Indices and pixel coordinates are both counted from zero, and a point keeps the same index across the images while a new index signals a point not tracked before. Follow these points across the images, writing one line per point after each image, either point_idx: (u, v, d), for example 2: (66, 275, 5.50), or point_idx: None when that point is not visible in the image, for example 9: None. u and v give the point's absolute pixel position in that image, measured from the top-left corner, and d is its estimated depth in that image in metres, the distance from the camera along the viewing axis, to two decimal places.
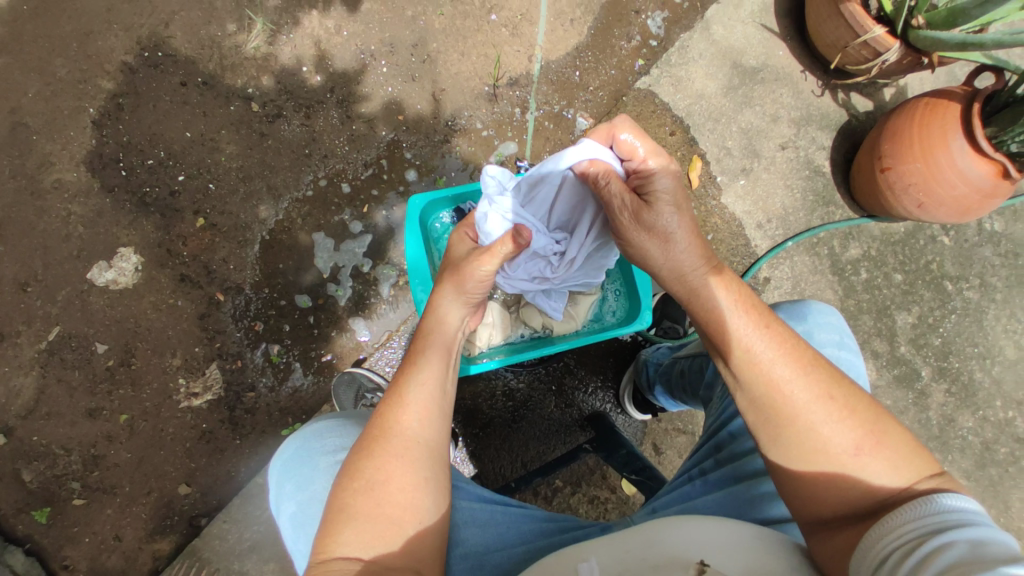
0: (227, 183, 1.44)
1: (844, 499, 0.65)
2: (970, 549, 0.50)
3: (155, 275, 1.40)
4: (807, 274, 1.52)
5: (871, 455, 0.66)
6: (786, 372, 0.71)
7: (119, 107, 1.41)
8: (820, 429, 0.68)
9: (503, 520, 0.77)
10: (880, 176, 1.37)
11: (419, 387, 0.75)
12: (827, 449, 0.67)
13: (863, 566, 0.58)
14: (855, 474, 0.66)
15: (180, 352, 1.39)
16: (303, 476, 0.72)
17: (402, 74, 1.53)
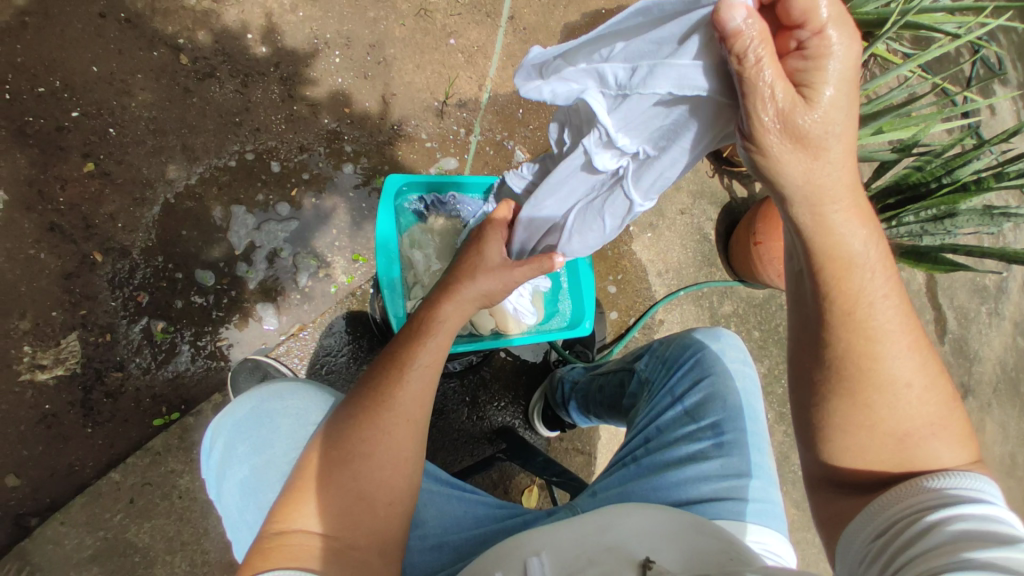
0: (132, 132, 1.27)
1: (861, 465, 0.73)
2: (984, 532, 0.57)
3: (18, 218, 1.17)
4: (690, 321, 1.78)
5: (918, 441, 0.71)
6: (886, 339, 0.71)
7: (23, 26, 1.21)
8: (894, 404, 0.71)
9: (458, 503, 0.76)
10: (754, 248, 1.66)
11: (422, 367, 0.73)
12: (885, 422, 0.71)
13: (891, 505, 0.67)
14: (906, 445, 0.71)
15: (30, 313, 1.16)
16: (259, 437, 0.79)
17: (355, 69, 1.52)
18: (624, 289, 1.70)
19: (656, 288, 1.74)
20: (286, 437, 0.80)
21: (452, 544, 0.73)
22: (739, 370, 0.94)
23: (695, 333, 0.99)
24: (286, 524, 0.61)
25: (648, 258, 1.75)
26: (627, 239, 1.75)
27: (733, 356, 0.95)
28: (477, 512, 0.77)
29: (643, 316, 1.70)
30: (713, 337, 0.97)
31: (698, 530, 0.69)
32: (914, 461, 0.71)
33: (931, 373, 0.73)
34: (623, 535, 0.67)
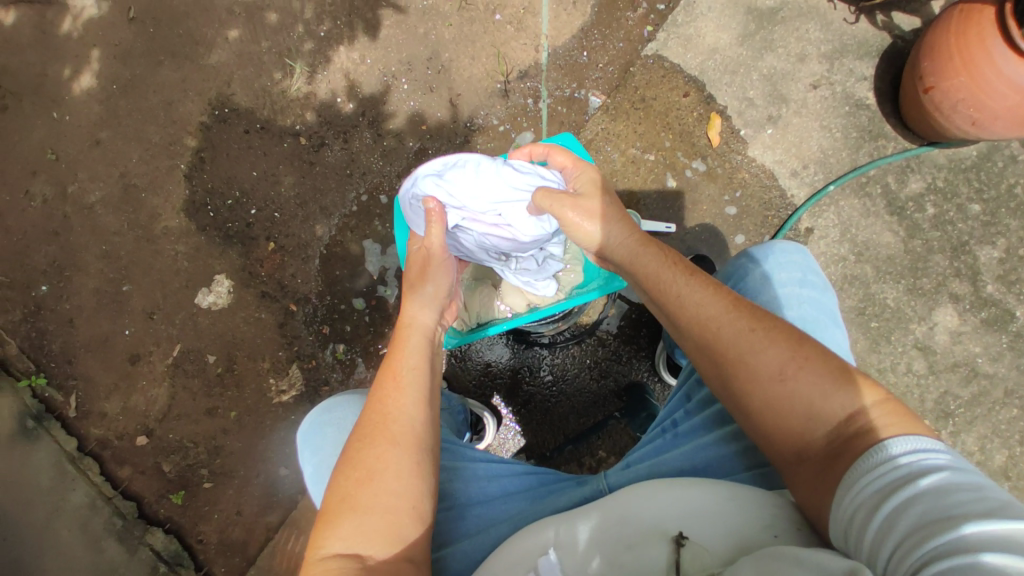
0: (288, 210, 1.67)
1: (790, 433, 0.70)
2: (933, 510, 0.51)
3: (243, 294, 1.66)
4: (857, 218, 1.41)
5: (795, 379, 0.70)
6: (712, 312, 0.79)
7: (202, 160, 1.69)
8: (751, 359, 0.73)
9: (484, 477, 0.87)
10: (924, 97, 1.26)
11: (411, 381, 0.88)
12: (762, 377, 0.72)
13: (848, 493, 0.61)
14: (789, 398, 0.70)
15: (268, 355, 1.64)
16: (317, 444, 0.92)
17: (421, 87, 1.67)
18: (750, 205, 1.46)
19: (793, 192, 1.45)
20: (336, 445, 0.91)
21: (474, 512, 0.83)
22: (796, 293, 0.80)
23: (742, 256, 0.86)
24: (327, 547, 0.73)
25: (775, 159, 1.46)
26: (740, 146, 1.49)
27: (785, 279, 0.81)
28: (503, 482, 0.86)
29: (783, 229, 1.43)
30: (759, 259, 0.84)
31: (731, 505, 0.68)
32: (815, 403, 0.69)
33: (783, 325, 0.75)
34: (649, 528, 0.68)
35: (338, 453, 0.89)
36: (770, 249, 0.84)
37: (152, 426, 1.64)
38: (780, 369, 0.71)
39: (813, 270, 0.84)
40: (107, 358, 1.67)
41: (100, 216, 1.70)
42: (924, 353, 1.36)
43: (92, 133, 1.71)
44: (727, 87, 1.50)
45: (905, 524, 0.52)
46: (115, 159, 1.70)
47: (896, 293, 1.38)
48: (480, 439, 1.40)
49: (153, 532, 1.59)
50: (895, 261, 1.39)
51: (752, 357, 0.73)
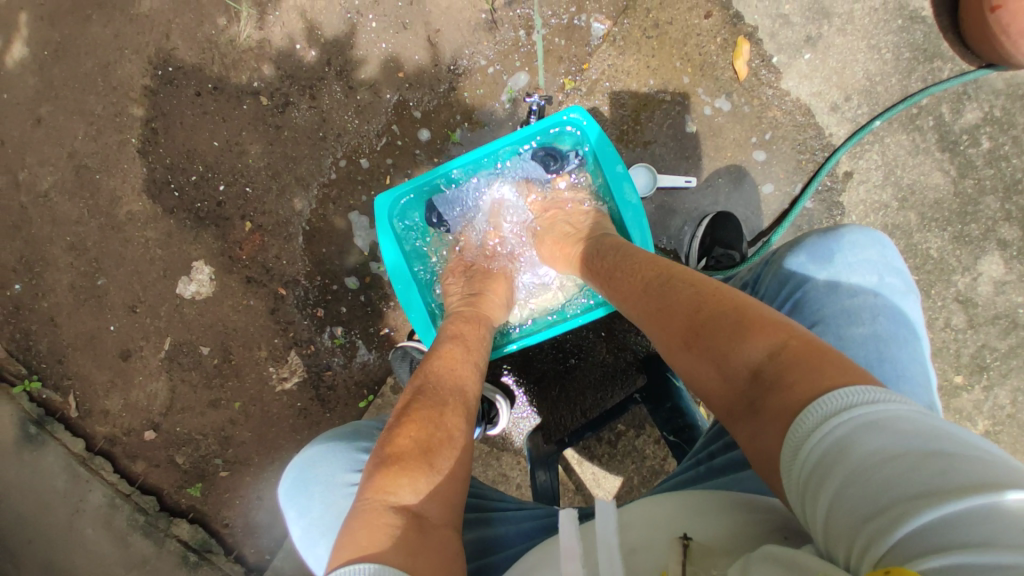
0: (260, 183, 1.49)
1: (717, 392, 0.68)
2: (897, 477, 0.42)
3: (226, 280, 1.53)
4: (904, 158, 1.23)
5: (697, 340, 0.71)
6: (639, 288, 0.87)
7: (155, 132, 1.49)
8: (667, 328, 0.76)
9: (500, 524, 0.81)
10: (988, 18, 1.09)
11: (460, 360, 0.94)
12: (673, 347, 0.74)
13: (791, 470, 0.51)
14: (697, 358, 0.70)
15: (264, 344, 1.55)
16: (302, 503, 0.85)
17: (392, 25, 1.41)
18: (781, 148, 1.27)
19: (832, 130, 1.25)
20: (321, 501, 0.84)
21: (495, 562, 0.76)
22: (869, 304, 0.76)
23: (800, 258, 0.81)
24: (398, 496, 0.69)
25: (813, 91, 1.25)
26: (772, 77, 1.27)
27: (856, 284, 0.77)
28: (524, 527, 0.80)
29: (817, 175, 1.25)
30: (823, 260, 0.79)
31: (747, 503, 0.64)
32: (719, 354, 0.67)
33: (683, 298, 0.77)
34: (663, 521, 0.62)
35: (326, 511, 0.82)
36: (838, 244, 0.80)
37: (159, 420, 1.60)
38: (682, 338, 0.73)
39: (890, 272, 0.78)
40: (98, 355, 1.59)
41: (56, 204, 1.53)
42: (965, 306, 1.23)
43: (28, 110, 1.50)
44: (758, 2, 1.24)
45: (865, 497, 0.43)
46: (61, 137, 1.50)
47: (942, 242, 1.23)
48: (494, 424, 1.33)
49: (177, 524, 1.60)
50: (943, 206, 1.23)
51: (665, 328, 0.77)
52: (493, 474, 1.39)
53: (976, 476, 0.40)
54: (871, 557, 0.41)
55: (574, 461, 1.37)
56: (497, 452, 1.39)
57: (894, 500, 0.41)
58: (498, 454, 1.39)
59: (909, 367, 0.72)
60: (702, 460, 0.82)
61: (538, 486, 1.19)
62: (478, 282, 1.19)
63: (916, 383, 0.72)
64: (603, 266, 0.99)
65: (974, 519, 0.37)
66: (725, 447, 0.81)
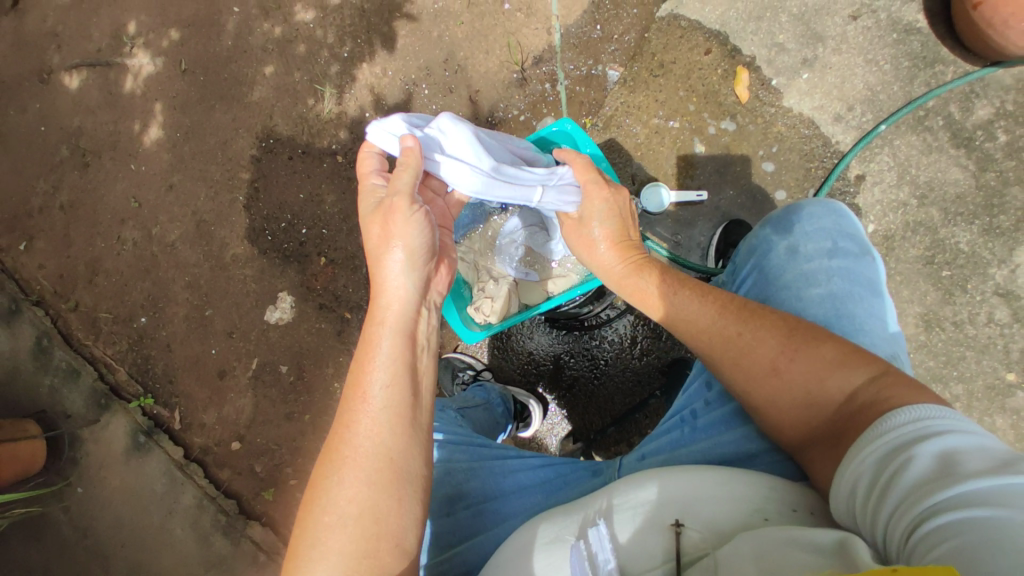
0: (334, 225, 1.78)
1: (794, 422, 0.75)
2: (927, 473, 0.56)
3: (303, 307, 1.79)
4: (917, 156, 1.26)
5: (790, 370, 0.76)
6: (702, 307, 0.87)
7: (256, 189, 1.85)
8: (748, 352, 0.79)
9: (497, 474, 0.90)
10: (972, 15, 1.16)
11: (375, 386, 0.82)
12: (758, 377, 0.78)
13: (844, 483, 0.65)
14: (787, 388, 0.75)
15: (331, 362, 1.76)
16: None
17: (441, 89, 1.70)
18: (790, 158, 1.35)
19: (838, 138, 1.32)
20: None
21: (491, 508, 0.86)
22: (825, 266, 0.82)
23: (766, 230, 0.89)
24: None
25: (815, 105, 1.34)
26: (774, 97, 1.38)
27: (813, 250, 0.83)
28: (522, 479, 0.90)
29: (828, 179, 1.31)
30: (784, 230, 0.86)
31: (722, 490, 0.71)
32: (813, 391, 0.74)
33: (774, 320, 0.80)
34: (654, 507, 0.70)
35: None
36: (799, 216, 0.86)
37: (243, 432, 1.83)
38: (774, 365, 0.77)
39: (848, 236, 0.83)
40: (200, 375, 1.88)
41: (180, 250, 1.92)
42: (1007, 300, 1.19)
43: (166, 179, 1.93)
44: (753, 36, 1.39)
45: (902, 489, 0.57)
46: (187, 199, 1.91)
47: (970, 236, 1.22)
48: (527, 426, 1.42)
49: (251, 525, 1.77)
50: (966, 200, 1.23)
51: (742, 359, 0.79)
52: None
53: (988, 467, 0.54)
54: (908, 533, 0.54)
55: None
56: None
57: (928, 490, 0.55)
58: None
59: (865, 321, 0.78)
60: (686, 422, 0.90)
61: None
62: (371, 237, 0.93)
63: (874, 336, 0.78)
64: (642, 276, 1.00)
65: (992, 496, 0.51)
66: (706, 408, 0.90)
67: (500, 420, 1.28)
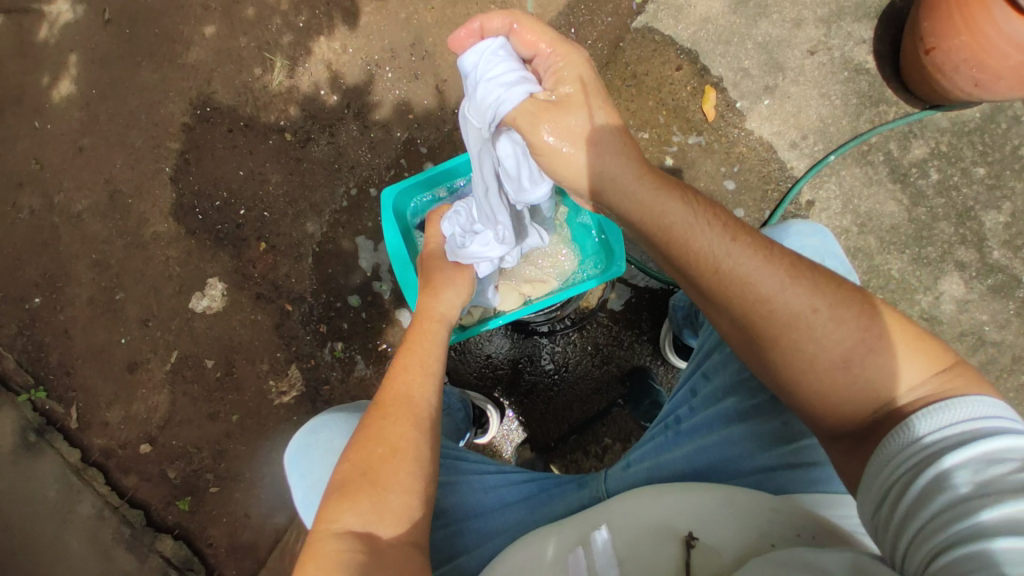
0: (277, 209, 1.63)
1: (833, 414, 0.73)
2: (961, 489, 0.55)
3: (237, 296, 1.63)
4: (860, 187, 1.37)
5: (861, 365, 0.72)
6: (773, 284, 0.75)
7: (187, 162, 1.66)
8: (816, 336, 0.73)
9: (478, 489, 0.87)
10: (926, 59, 1.27)
11: (424, 360, 0.96)
12: (818, 364, 0.74)
13: (875, 485, 0.64)
14: (856, 377, 0.72)
15: (266, 358, 1.61)
16: (302, 467, 0.88)
17: (406, 75, 1.62)
18: (750, 179, 1.41)
19: (793, 164, 1.40)
20: (323, 467, 0.87)
21: (471, 527, 0.84)
22: None
23: None
24: (340, 522, 0.73)
25: (774, 130, 1.41)
26: (738, 119, 1.44)
27: None
28: (500, 494, 0.88)
29: (784, 201, 1.39)
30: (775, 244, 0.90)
31: (728, 511, 0.71)
32: (877, 383, 0.71)
33: (850, 300, 0.75)
34: (660, 526, 0.71)
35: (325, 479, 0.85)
36: (787, 233, 0.90)
37: (155, 433, 1.63)
38: (841, 356, 0.73)
39: (832, 255, 0.89)
40: (105, 367, 1.65)
41: (88, 224, 1.67)
42: (930, 324, 1.33)
43: (75, 141, 1.68)
44: (722, 58, 1.44)
45: (936, 506, 0.56)
46: (100, 165, 1.67)
47: (901, 263, 1.34)
48: (484, 431, 1.37)
49: (162, 538, 1.58)
50: (899, 231, 1.35)
51: (809, 342, 0.74)
52: None
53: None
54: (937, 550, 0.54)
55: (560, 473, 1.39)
56: None
57: (964, 506, 0.54)
58: None
59: None
60: (670, 427, 0.90)
61: None
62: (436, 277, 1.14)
63: None
64: (676, 218, 0.80)
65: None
66: (690, 414, 0.90)
67: (460, 428, 1.22)
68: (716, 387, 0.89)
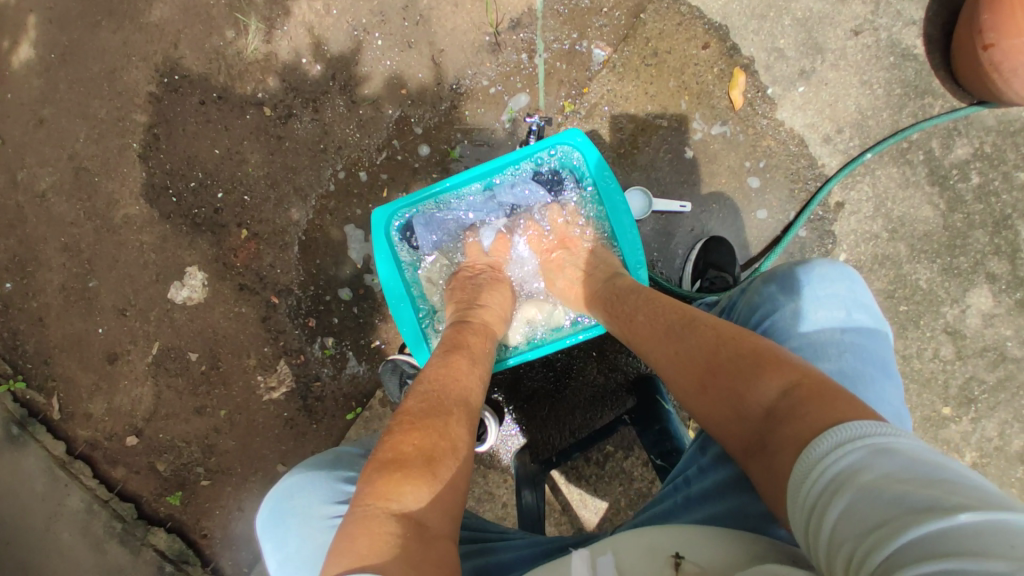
0: (259, 192, 1.50)
1: (722, 431, 0.74)
2: (885, 503, 0.46)
3: (219, 287, 1.52)
4: (895, 190, 1.26)
5: (741, 381, 0.72)
6: (672, 339, 0.87)
7: (156, 137, 1.50)
8: (684, 363, 0.82)
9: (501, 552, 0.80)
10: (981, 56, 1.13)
11: (472, 365, 0.96)
12: (689, 388, 0.80)
13: (800, 502, 0.56)
14: (730, 393, 0.73)
15: (253, 352, 1.53)
16: (277, 536, 0.83)
17: (398, 43, 1.44)
18: (775, 176, 1.29)
19: (824, 161, 1.28)
20: (298, 534, 0.81)
21: None
22: (835, 338, 0.83)
23: (772, 288, 0.90)
24: (399, 503, 0.68)
25: (807, 121, 1.28)
26: (768, 107, 1.30)
27: (822, 317, 0.85)
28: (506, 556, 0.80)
29: (810, 202, 1.27)
30: (793, 292, 0.88)
31: (715, 538, 0.67)
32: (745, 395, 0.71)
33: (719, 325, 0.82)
34: (646, 547, 0.67)
35: (303, 545, 0.80)
36: (809, 278, 0.88)
37: (141, 426, 1.57)
38: (700, 379, 0.78)
39: (860, 306, 0.86)
40: (84, 358, 1.57)
41: (53, 204, 1.53)
42: (953, 338, 1.25)
43: (31, 110, 1.51)
44: (755, 36, 1.28)
45: (860, 527, 0.47)
46: (61, 138, 1.51)
47: (930, 274, 1.25)
48: (482, 440, 1.31)
49: (154, 532, 1.56)
50: (932, 238, 1.25)
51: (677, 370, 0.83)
52: (479, 492, 1.36)
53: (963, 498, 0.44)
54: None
55: (560, 480, 1.35)
56: (484, 471, 1.37)
57: (893, 522, 0.45)
58: (485, 472, 1.37)
59: (879, 402, 0.79)
60: (680, 491, 0.87)
61: (523, 506, 1.18)
62: (478, 290, 1.17)
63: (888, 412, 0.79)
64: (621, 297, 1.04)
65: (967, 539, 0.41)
66: (699, 475, 0.86)
67: None
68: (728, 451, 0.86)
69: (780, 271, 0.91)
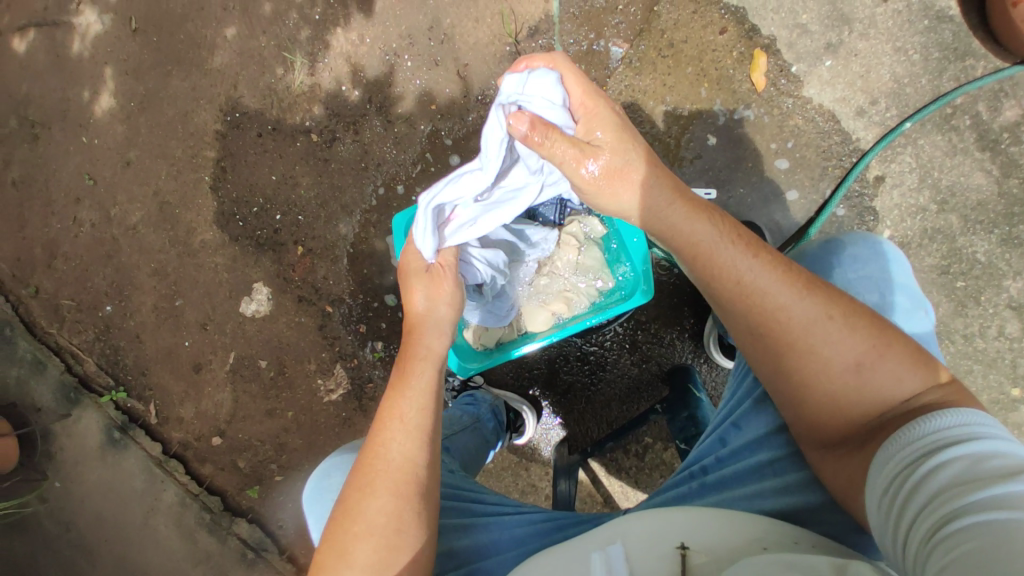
0: (311, 212, 1.65)
1: (842, 419, 0.71)
2: (966, 472, 0.55)
3: (281, 300, 1.68)
4: (940, 158, 1.18)
5: (870, 370, 0.70)
6: (785, 297, 0.75)
7: (223, 169, 1.69)
8: (824, 342, 0.72)
9: (494, 530, 0.83)
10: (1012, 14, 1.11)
11: (401, 392, 0.84)
12: (832, 370, 0.72)
13: (881, 472, 0.63)
14: (861, 387, 0.70)
15: (313, 358, 1.67)
16: (318, 510, 0.92)
17: (426, 62, 1.54)
18: (805, 156, 1.25)
19: (860, 134, 1.23)
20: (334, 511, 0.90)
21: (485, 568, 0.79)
22: None
23: (806, 271, 0.90)
24: None
25: (837, 96, 1.23)
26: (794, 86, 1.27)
27: (860, 301, 0.84)
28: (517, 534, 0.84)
29: (846, 178, 1.22)
30: (829, 275, 0.87)
31: (720, 522, 0.68)
32: (884, 389, 0.70)
33: (858, 320, 0.73)
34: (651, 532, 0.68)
35: None
36: (845, 260, 0.87)
37: (223, 427, 1.76)
38: (850, 357, 0.71)
39: (902, 289, 0.84)
40: (174, 368, 1.78)
41: (143, 235, 1.76)
42: (1018, 314, 1.16)
43: (121, 154, 1.75)
44: (774, 14, 1.25)
45: (940, 483, 0.56)
46: (147, 177, 1.74)
47: (987, 246, 1.17)
48: (521, 433, 1.36)
49: (238, 522, 1.74)
50: (987, 208, 1.17)
51: (820, 348, 0.72)
52: (522, 484, 1.41)
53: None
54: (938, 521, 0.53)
55: (600, 472, 1.36)
56: (526, 464, 1.41)
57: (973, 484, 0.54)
58: (527, 465, 1.41)
59: None
60: (697, 476, 0.87)
61: (560, 495, 1.21)
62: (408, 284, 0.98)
63: None
64: (701, 238, 0.83)
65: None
66: (719, 463, 0.86)
67: (490, 439, 1.21)
68: (749, 439, 0.86)
69: (817, 249, 0.90)
